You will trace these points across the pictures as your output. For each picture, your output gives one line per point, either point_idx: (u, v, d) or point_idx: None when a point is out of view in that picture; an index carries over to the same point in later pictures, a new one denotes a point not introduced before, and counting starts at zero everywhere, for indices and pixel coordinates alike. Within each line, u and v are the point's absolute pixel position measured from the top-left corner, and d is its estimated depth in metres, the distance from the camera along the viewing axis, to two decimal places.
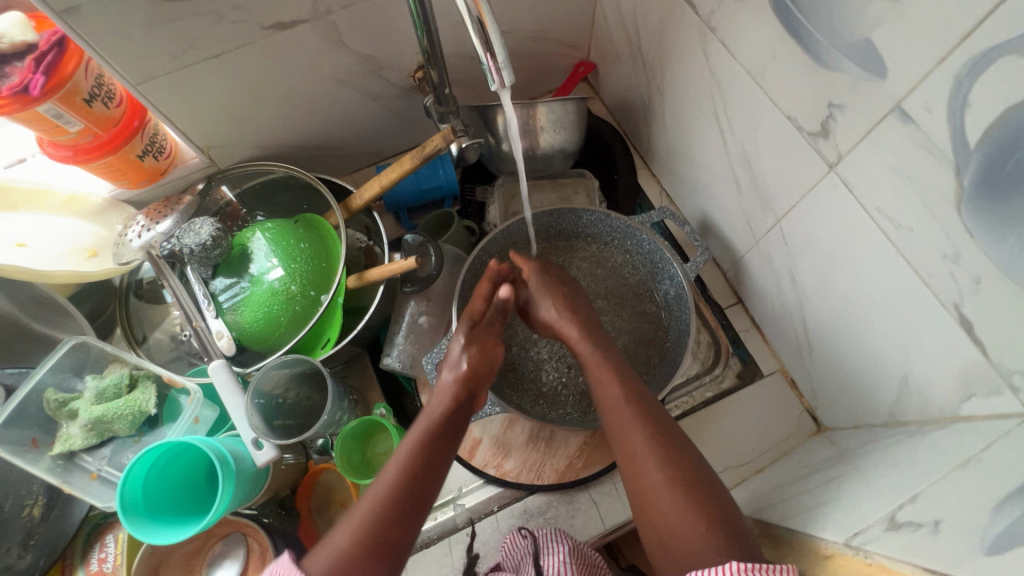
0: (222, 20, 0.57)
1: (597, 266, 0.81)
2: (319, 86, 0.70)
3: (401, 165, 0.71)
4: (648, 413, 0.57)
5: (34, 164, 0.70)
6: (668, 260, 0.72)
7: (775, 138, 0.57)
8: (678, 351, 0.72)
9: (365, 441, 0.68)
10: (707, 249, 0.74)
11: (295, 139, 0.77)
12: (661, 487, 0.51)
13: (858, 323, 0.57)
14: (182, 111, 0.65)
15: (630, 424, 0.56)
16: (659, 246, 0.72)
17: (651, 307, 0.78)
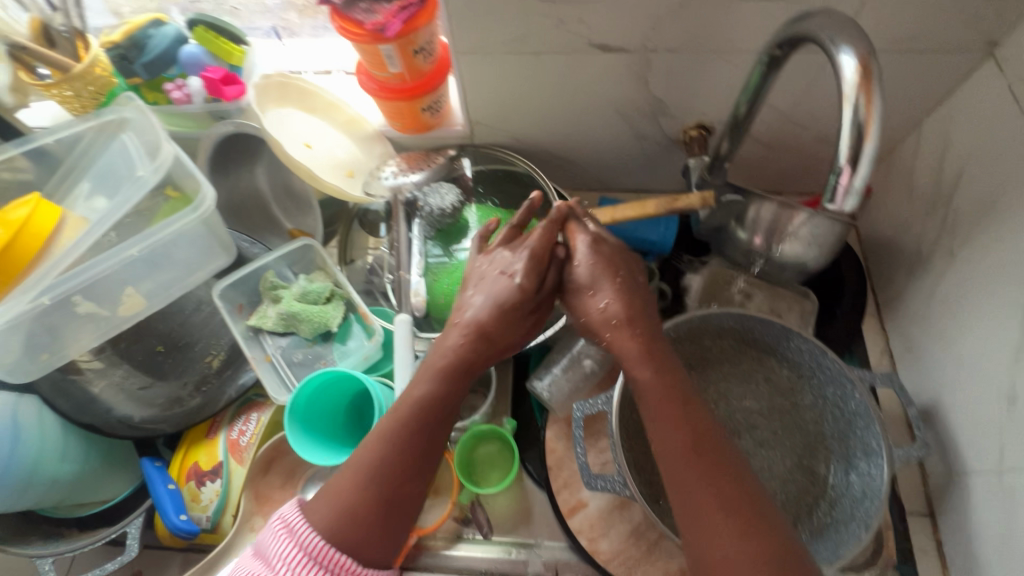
0: (561, 26, 0.59)
1: (777, 395, 0.74)
2: (598, 109, 0.71)
3: (642, 207, 0.66)
4: (736, 480, 0.43)
5: (336, 80, 0.81)
6: (876, 435, 0.62)
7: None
8: (840, 535, 0.62)
9: (474, 444, 0.72)
10: (925, 445, 0.63)
11: (546, 145, 0.79)
12: (733, 557, 0.40)
13: None
14: (476, 87, 0.69)
15: (693, 471, 0.44)
16: (873, 415, 0.62)
17: (825, 471, 0.69)
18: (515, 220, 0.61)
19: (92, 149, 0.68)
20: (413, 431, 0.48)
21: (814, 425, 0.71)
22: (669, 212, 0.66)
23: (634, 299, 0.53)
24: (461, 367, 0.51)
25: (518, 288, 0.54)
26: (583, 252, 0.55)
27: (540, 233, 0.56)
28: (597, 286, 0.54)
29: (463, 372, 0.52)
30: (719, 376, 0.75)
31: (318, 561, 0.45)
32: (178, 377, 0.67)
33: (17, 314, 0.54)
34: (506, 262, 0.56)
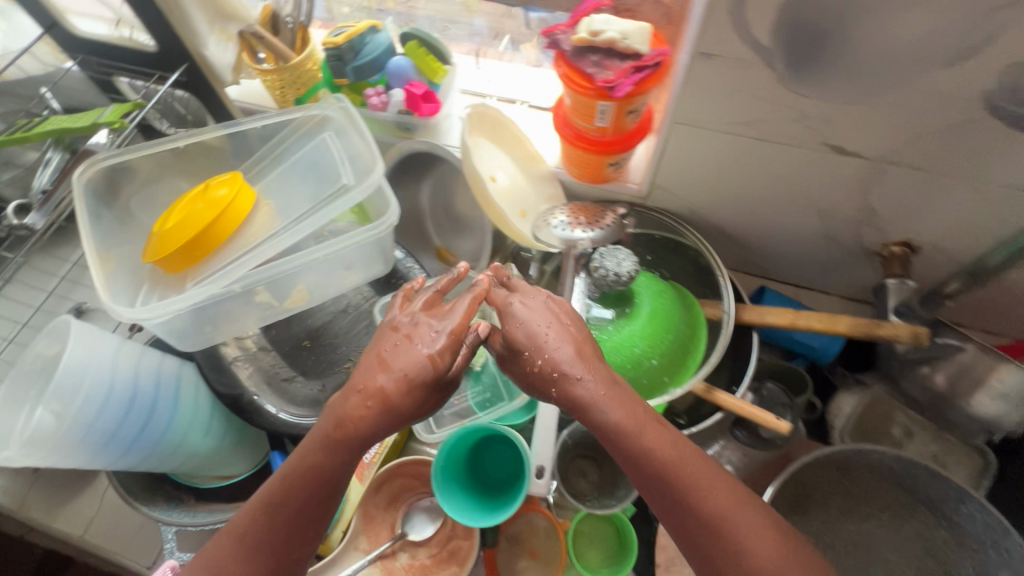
0: (800, 120, 0.55)
1: (925, 555, 0.66)
2: (797, 203, 0.67)
3: (832, 322, 0.60)
4: (716, 495, 0.46)
5: (518, 111, 0.80)
6: None
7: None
8: None
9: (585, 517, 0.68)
10: None
11: (721, 222, 0.75)
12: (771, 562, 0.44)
13: None
14: (675, 155, 0.66)
15: (706, 501, 0.46)
16: None
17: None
18: (437, 285, 0.60)
19: (292, 140, 0.71)
20: (299, 490, 0.52)
21: None
22: (862, 335, 0.60)
23: (567, 343, 0.49)
24: (349, 429, 0.52)
25: (430, 362, 0.52)
26: (521, 313, 0.52)
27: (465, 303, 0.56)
28: (551, 338, 0.50)
29: (357, 430, 0.51)
30: (860, 513, 0.69)
31: None
32: (318, 377, 0.68)
33: (210, 296, 0.55)
34: (428, 334, 0.54)
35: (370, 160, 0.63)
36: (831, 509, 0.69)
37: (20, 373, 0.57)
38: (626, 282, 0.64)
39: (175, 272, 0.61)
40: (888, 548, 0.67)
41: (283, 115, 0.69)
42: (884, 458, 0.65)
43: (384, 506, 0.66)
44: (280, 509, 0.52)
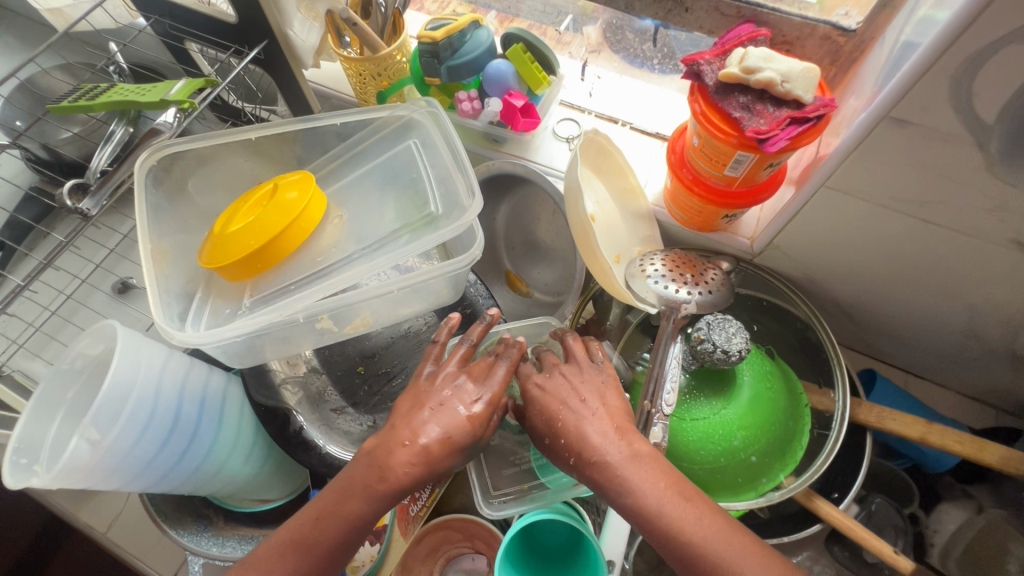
0: (993, 210, 0.45)
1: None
2: (945, 294, 0.56)
3: (980, 448, 0.52)
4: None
5: (619, 132, 0.72)
6: None
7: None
8: None
9: None
10: None
11: (840, 294, 0.65)
12: None
13: None
14: (808, 218, 0.56)
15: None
16: None
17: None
18: (471, 337, 0.54)
19: (371, 141, 0.63)
20: (335, 530, 0.46)
21: None
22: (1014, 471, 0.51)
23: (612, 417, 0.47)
24: (398, 479, 0.46)
25: (471, 426, 0.48)
26: (553, 386, 0.50)
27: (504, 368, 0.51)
28: (586, 414, 0.47)
29: (404, 481, 0.46)
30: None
31: None
32: (368, 410, 0.62)
33: (275, 319, 0.49)
34: (467, 397, 0.49)
35: (458, 187, 0.56)
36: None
37: (59, 370, 0.52)
38: (733, 361, 0.55)
39: (233, 281, 0.55)
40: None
41: (365, 113, 0.61)
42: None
43: (422, 560, 0.60)
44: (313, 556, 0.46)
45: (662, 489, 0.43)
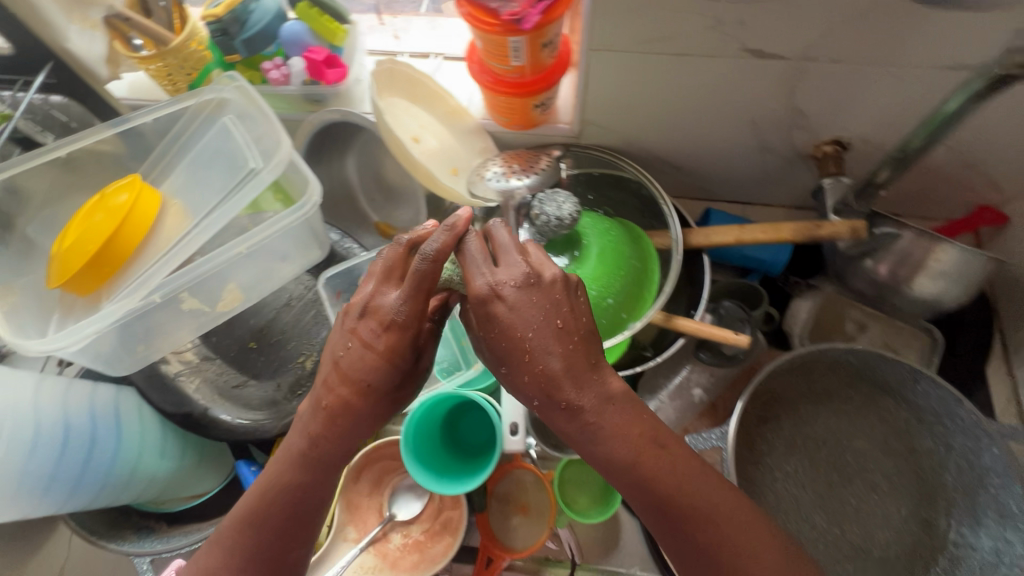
0: (716, 27, 0.53)
1: (892, 437, 0.68)
2: (727, 118, 0.66)
3: (777, 229, 0.61)
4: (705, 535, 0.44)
5: (433, 65, 0.77)
6: (1011, 492, 0.57)
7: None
8: None
9: (579, 486, 0.67)
10: None
11: (658, 150, 0.74)
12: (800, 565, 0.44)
13: None
14: (598, 87, 0.64)
15: (732, 524, 0.43)
16: (1014, 472, 0.56)
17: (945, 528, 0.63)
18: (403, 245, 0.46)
19: (190, 130, 0.64)
20: (274, 510, 0.47)
21: (932, 470, 0.65)
22: (806, 239, 0.60)
23: (571, 345, 0.43)
24: (333, 442, 0.47)
25: (388, 364, 0.45)
26: (503, 316, 0.43)
27: (416, 281, 0.43)
28: (539, 352, 0.43)
29: (342, 436, 0.47)
30: (831, 410, 0.70)
31: None
32: (271, 377, 0.64)
33: (126, 312, 0.51)
34: (370, 333, 0.45)
35: (275, 142, 0.58)
36: (803, 411, 0.70)
37: None
38: (569, 225, 0.62)
39: (86, 294, 0.55)
40: (860, 440, 0.69)
41: (174, 104, 0.62)
42: (849, 355, 0.66)
43: (367, 494, 0.67)
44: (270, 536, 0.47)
45: (635, 441, 0.44)
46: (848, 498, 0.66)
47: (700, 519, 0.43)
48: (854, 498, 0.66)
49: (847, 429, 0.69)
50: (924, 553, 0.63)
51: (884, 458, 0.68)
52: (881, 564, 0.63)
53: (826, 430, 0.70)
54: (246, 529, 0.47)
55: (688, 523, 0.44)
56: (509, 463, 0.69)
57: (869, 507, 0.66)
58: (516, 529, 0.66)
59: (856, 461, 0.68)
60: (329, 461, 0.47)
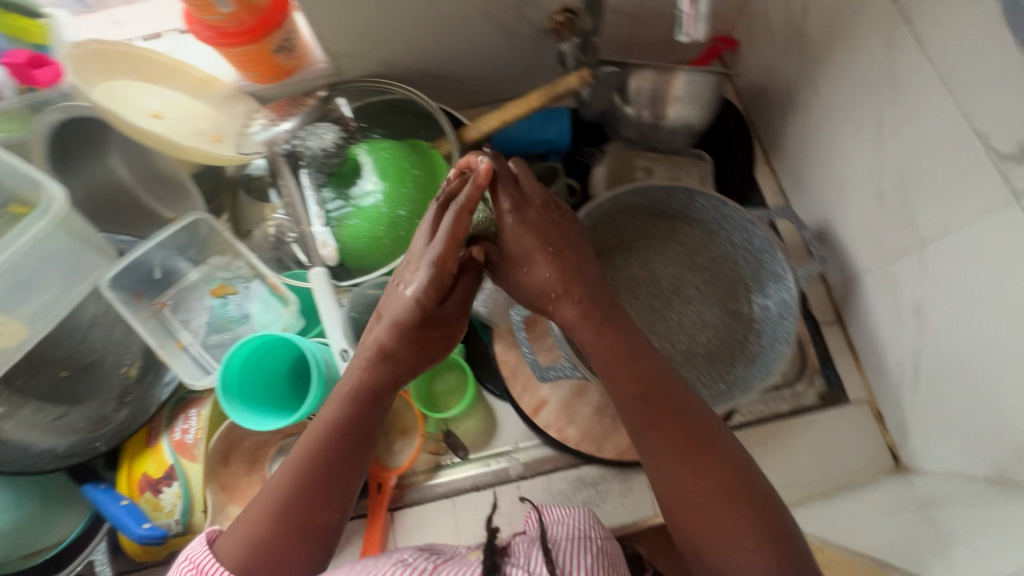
0: None
1: (692, 254, 0.78)
2: (461, 13, 0.69)
3: (526, 101, 0.67)
4: (649, 416, 0.52)
5: (170, 41, 0.73)
6: (779, 262, 0.68)
7: (957, 169, 0.52)
8: (769, 357, 0.69)
9: (433, 381, 0.74)
10: (822, 259, 0.71)
11: (421, 64, 0.76)
12: (737, 478, 0.49)
13: (1002, 378, 0.52)
14: (323, 13, 0.65)
15: (706, 435, 0.50)
16: (773, 245, 0.68)
17: (748, 310, 0.74)
18: (460, 195, 0.53)
19: None
20: (328, 453, 0.51)
21: (731, 270, 0.76)
22: (552, 101, 0.66)
23: (559, 265, 0.55)
24: (371, 395, 0.53)
25: (415, 303, 0.52)
26: (510, 226, 0.55)
27: (451, 222, 0.52)
28: (575, 266, 0.55)
29: (377, 389, 0.53)
30: (641, 250, 0.78)
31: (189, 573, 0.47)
32: (93, 398, 0.63)
33: None
34: (409, 274, 0.54)
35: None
36: (618, 259, 0.78)
37: None
38: (336, 154, 0.64)
39: None
40: (670, 266, 0.78)
41: None
42: (634, 195, 0.74)
43: (245, 475, 0.65)
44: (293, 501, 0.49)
45: (670, 369, 0.54)
46: (671, 316, 0.75)
47: (673, 411, 0.51)
48: (676, 314, 0.75)
49: (660, 261, 0.77)
50: (738, 335, 0.73)
51: (693, 274, 0.77)
52: (708, 359, 0.73)
53: (644, 268, 0.78)
54: (295, 465, 0.50)
55: (662, 423, 0.51)
56: None
57: (692, 318, 0.75)
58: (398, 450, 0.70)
59: (672, 285, 0.77)
60: (372, 411, 0.53)
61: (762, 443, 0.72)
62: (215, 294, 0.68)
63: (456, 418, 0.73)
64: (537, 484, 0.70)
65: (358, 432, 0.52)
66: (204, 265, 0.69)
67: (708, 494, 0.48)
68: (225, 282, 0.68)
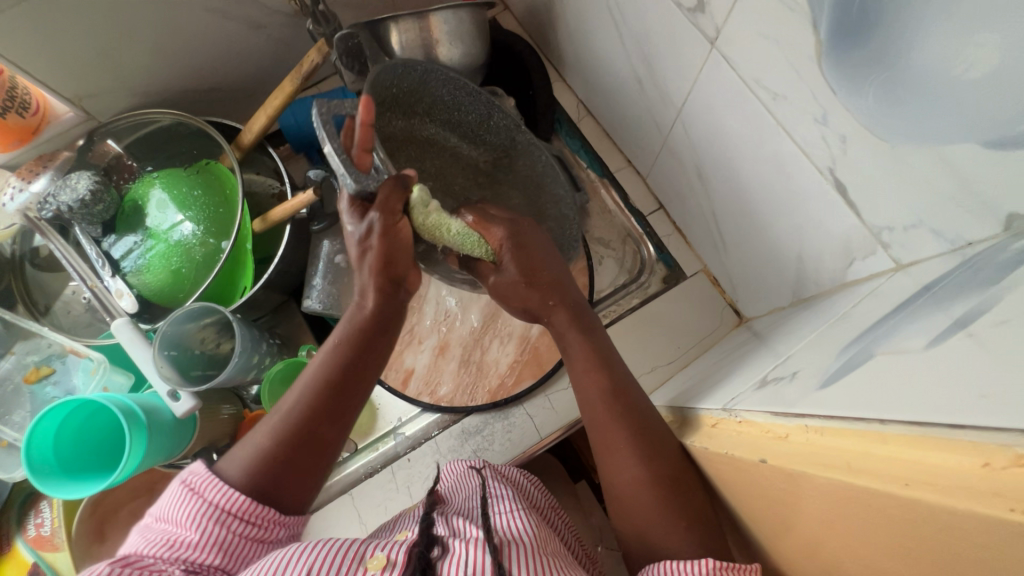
0: None
1: (485, 166, 0.73)
2: (187, 16, 0.66)
3: (282, 89, 0.65)
4: (602, 422, 0.54)
5: None
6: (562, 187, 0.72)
7: (670, 33, 0.55)
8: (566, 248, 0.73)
9: None
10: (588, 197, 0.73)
11: (181, 82, 0.73)
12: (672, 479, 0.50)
13: (766, 210, 0.57)
14: (33, 60, 0.61)
15: (647, 434, 0.52)
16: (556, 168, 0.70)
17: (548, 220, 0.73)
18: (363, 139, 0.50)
19: None
20: (324, 399, 0.53)
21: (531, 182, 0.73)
22: (307, 81, 0.64)
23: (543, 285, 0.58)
24: (362, 343, 0.54)
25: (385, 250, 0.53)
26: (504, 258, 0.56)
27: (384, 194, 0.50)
28: (550, 259, 0.59)
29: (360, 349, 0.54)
30: (434, 152, 0.69)
31: (172, 543, 0.45)
32: None
33: None
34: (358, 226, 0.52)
35: None
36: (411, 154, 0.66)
37: None
38: (94, 202, 0.62)
39: None
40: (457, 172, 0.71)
41: None
42: (453, 92, 0.65)
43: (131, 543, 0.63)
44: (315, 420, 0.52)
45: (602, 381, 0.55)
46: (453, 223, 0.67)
47: (612, 423, 0.53)
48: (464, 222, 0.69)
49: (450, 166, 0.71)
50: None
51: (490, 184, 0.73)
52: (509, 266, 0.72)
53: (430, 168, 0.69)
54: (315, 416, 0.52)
55: (606, 429, 0.53)
56: (247, 421, 0.71)
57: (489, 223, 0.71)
58: None
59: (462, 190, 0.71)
60: (363, 360, 0.54)
61: (625, 339, 0.75)
62: (31, 380, 0.63)
63: None
64: (427, 450, 0.71)
65: (354, 375, 0.54)
66: (9, 355, 0.64)
67: (637, 493, 0.50)
68: (38, 365, 0.64)
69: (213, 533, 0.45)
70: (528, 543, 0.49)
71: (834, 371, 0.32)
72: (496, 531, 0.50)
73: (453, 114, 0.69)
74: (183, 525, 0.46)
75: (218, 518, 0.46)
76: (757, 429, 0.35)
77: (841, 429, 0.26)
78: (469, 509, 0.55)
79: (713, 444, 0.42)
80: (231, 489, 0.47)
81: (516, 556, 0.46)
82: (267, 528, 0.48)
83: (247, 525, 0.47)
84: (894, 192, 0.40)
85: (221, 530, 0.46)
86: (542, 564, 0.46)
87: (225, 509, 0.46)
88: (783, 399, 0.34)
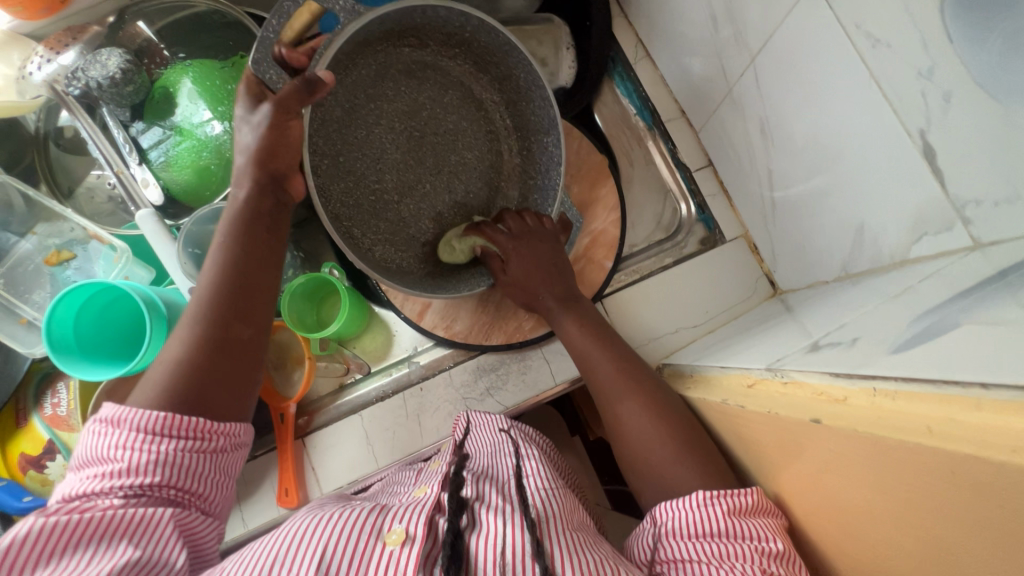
0: None
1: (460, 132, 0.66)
2: None
3: None
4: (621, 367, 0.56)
5: None
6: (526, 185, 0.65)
7: None
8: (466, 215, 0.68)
9: (315, 304, 0.71)
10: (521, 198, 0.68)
11: None
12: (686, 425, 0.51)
13: (838, 172, 0.52)
14: None
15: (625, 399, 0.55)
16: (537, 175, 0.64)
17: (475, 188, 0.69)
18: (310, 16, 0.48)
19: None
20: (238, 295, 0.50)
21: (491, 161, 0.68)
22: None
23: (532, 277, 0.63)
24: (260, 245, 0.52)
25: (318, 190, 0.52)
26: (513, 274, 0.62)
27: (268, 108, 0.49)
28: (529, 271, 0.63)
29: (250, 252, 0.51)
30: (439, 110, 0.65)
31: (100, 478, 0.43)
32: None
33: None
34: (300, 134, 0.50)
35: None
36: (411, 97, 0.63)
37: None
38: (123, 83, 0.59)
39: None
40: (461, 120, 0.66)
41: None
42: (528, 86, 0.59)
43: None
44: (202, 369, 0.47)
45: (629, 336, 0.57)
46: (351, 138, 0.61)
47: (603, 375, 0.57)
48: (352, 142, 0.61)
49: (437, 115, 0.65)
50: (356, 209, 0.62)
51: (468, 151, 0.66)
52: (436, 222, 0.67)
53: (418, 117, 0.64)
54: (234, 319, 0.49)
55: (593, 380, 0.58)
56: None
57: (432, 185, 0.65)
58: (295, 380, 0.70)
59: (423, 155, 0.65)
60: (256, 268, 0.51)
61: (652, 295, 0.73)
62: (51, 262, 0.62)
63: (353, 337, 0.74)
64: (440, 382, 0.71)
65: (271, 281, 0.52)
66: (31, 234, 0.63)
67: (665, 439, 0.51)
68: (59, 248, 0.63)
69: (148, 455, 0.44)
70: (559, 520, 0.48)
71: (908, 336, 0.31)
72: (531, 506, 0.49)
73: (523, 104, 0.64)
74: (114, 455, 0.44)
75: (145, 440, 0.44)
76: (811, 391, 0.33)
77: (926, 395, 0.25)
78: (498, 475, 0.54)
79: (750, 405, 0.40)
80: (151, 410, 0.44)
81: (556, 539, 0.45)
82: (208, 437, 0.47)
83: (185, 438, 0.45)
84: (994, 163, 0.37)
85: (157, 451, 0.44)
86: (580, 546, 0.45)
87: (150, 429, 0.44)
88: (842, 361, 0.32)
